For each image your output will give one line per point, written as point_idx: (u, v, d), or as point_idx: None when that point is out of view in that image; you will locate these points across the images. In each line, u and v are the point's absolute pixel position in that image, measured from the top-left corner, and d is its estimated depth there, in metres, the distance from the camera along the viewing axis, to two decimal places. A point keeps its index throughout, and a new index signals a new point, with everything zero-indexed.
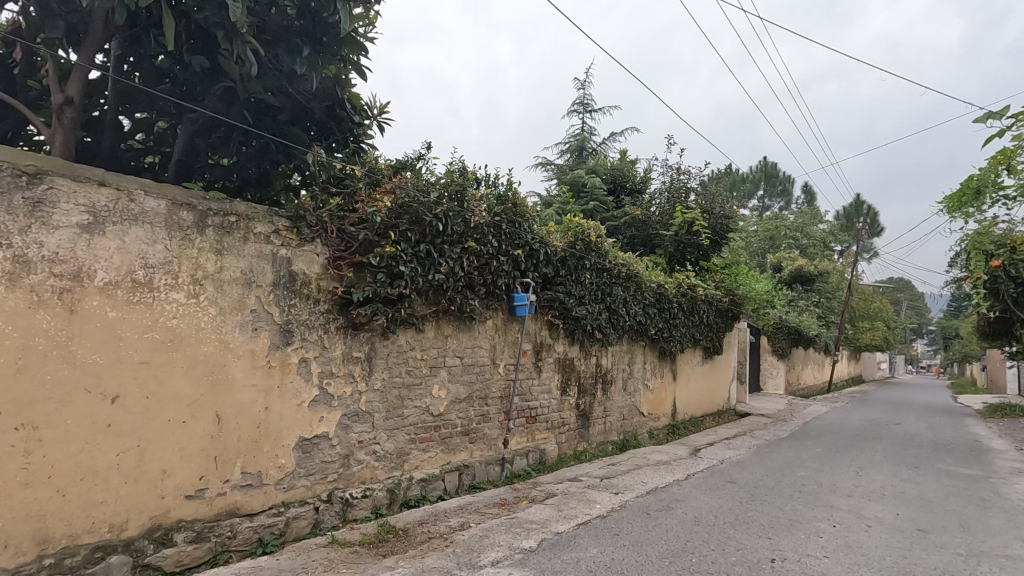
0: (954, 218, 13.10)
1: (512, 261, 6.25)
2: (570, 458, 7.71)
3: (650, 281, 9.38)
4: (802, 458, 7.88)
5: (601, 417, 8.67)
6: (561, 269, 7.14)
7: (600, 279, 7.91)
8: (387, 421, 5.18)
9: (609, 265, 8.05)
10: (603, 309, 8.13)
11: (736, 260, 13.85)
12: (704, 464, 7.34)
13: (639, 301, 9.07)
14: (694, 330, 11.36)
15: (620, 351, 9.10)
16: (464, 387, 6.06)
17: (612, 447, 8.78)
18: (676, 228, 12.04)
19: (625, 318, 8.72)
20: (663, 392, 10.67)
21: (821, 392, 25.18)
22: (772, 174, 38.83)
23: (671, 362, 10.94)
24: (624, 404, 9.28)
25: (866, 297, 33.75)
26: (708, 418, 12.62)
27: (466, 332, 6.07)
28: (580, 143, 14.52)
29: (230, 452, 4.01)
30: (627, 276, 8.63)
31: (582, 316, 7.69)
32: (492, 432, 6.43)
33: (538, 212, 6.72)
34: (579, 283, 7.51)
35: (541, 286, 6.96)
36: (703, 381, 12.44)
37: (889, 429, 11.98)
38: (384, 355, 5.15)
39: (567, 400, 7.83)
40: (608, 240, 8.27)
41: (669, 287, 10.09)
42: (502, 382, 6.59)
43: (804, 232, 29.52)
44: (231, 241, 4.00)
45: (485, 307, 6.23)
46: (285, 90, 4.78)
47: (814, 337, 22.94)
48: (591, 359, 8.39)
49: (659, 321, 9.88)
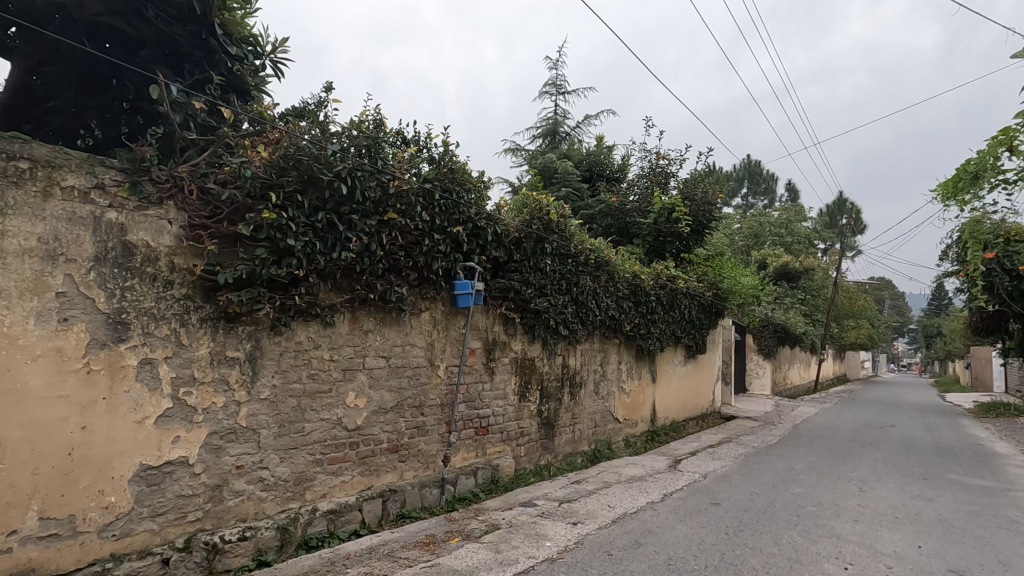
0: (948, 206, 12.34)
1: (452, 240, 5.17)
2: (530, 474, 6.64)
3: (625, 271, 8.36)
4: (796, 471, 6.89)
5: (569, 425, 7.62)
6: (516, 253, 6.08)
7: (565, 266, 6.87)
8: (279, 439, 4.06)
9: (575, 250, 7.00)
10: (569, 300, 7.09)
11: (721, 252, 12.91)
12: (684, 480, 6.32)
13: (612, 292, 8.04)
14: (675, 327, 10.38)
15: (590, 350, 8.06)
16: (391, 394, 4.97)
17: (582, 460, 7.73)
18: (655, 216, 11.06)
19: (595, 311, 7.68)
20: (641, 395, 9.67)
21: (808, 392, 24.45)
22: (755, 171, 38.21)
23: (650, 363, 9.94)
24: (596, 409, 8.24)
25: (851, 295, 33.26)
26: (691, 423, 11.65)
27: (394, 327, 4.98)
28: (553, 127, 13.46)
29: (21, 492, 2.87)
30: (597, 264, 7.59)
31: (544, 309, 6.64)
32: (429, 449, 5.34)
33: (486, 183, 5.66)
34: (539, 271, 6.46)
35: (491, 272, 5.90)
36: (685, 383, 11.47)
37: (885, 432, 11.09)
38: (275, 356, 4.03)
39: (526, 407, 6.76)
40: (574, 222, 7.23)
41: (647, 278, 9.08)
42: (442, 387, 5.50)
43: (788, 229, 28.91)
44: (21, 198, 2.88)
45: (419, 296, 5.15)
46: (133, 8, 3.62)
47: (800, 336, 22.16)
48: (556, 359, 7.34)
49: (636, 316, 8.87)
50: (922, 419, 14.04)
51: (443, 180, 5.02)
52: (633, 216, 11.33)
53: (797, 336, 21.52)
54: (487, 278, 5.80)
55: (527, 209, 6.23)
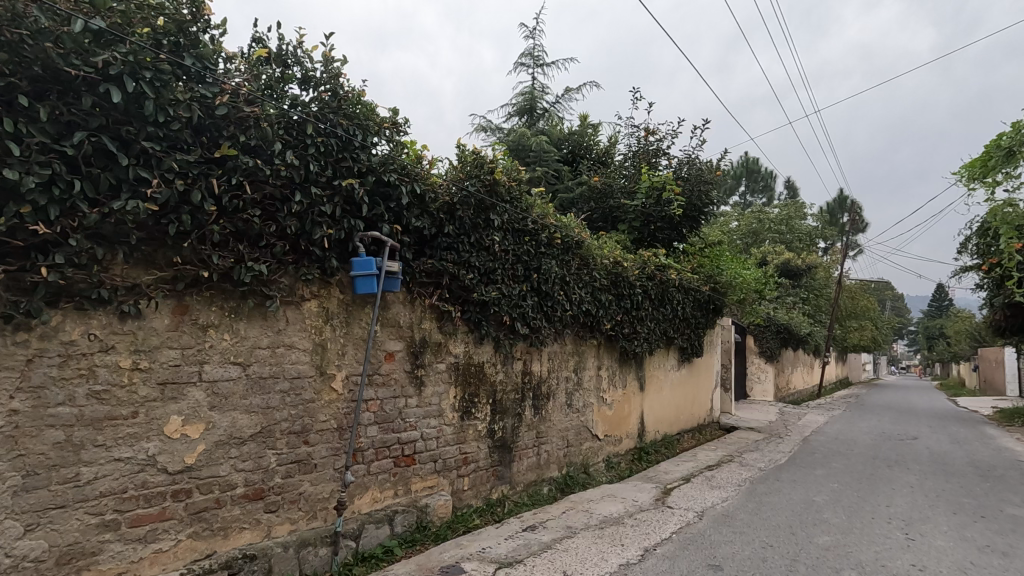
0: (977, 188, 10.96)
1: (343, 198, 3.67)
2: (476, 514, 5.15)
3: (603, 257, 6.86)
4: (816, 507, 5.41)
5: (532, 447, 6.14)
6: (450, 223, 4.58)
7: (521, 245, 5.37)
8: (24, 496, 2.58)
9: (536, 225, 5.51)
10: (528, 289, 5.58)
11: (720, 242, 11.43)
12: (674, 523, 4.82)
13: (586, 282, 6.53)
14: (666, 325, 8.90)
15: (560, 352, 6.58)
16: (251, 417, 3.48)
17: (549, 489, 6.24)
18: (643, 197, 9.64)
19: (564, 305, 6.18)
20: (626, 407, 8.19)
21: (812, 397, 22.99)
22: (753, 168, 36.86)
23: (636, 368, 8.48)
24: (568, 426, 6.76)
25: (854, 295, 31.84)
26: (686, 436, 10.16)
27: (254, 322, 3.49)
28: (531, 103, 12.00)
29: None
30: (566, 246, 6.08)
31: (492, 300, 5.14)
32: (317, 491, 3.85)
33: (401, 126, 4.17)
34: (484, 250, 4.96)
35: (413, 247, 4.41)
36: (678, 391, 9.98)
37: (911, 447, 9.59)
38: (13, 363, 2.55)
39: (471, 427, 5.27)
40: (536, 191, 5.74)
41: (632, 267, 7.57)
42: (338, 404, 4.01)
43: (788, 225, 27.51)
44: None
45: (296, 278, 3.68)
46: None
47: (805, 337, 20.68)
48: (514, 364, 5.86)
49: (619, 313, 7.36)
50: (944, 428, 12.54)
51: (323, 110, 3.53)
52: (617, 197, 9.89)
53: (801, 337, 20.05)
54: (406, 256, 4.31)
55: (465, 167, 4.73)
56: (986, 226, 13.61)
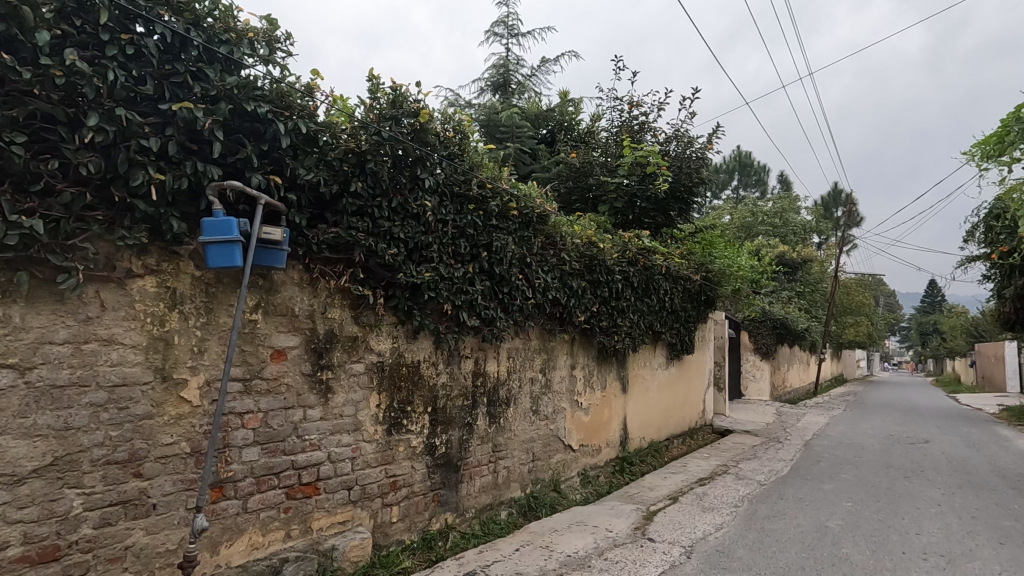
0: (991, 167, 10.02)
1: (176, 130, 2.59)
2: (407, 553, 4.09)
3: (575, 235, 5.78)
4: (830, 537, 4.41)
5: (487, 463, 5.08)
6: (357, 178, 3.48)
7: (465, 215, 4.30)
8: None
9: (485, 190, 4.45)
10: (476, 270, 4.51)
11: (712, 227, 10.40)
12: (655, 567, 3.78)
13: (554, 266, 5.46)
14: (653, 318, 7.86)
15: (522, 348, 5.53)
16: (34, 444, 2.41)
17: (508, 514, 5.19)
18: (625, 172, 8.62)
19: (525, 292, 5.11)
20: (606, 411, 7.16)
21: (807, 395, 22.10)
22: (745, 162, 35.99)
23: (618, 367, 7.45)
24: (533, 436, 5.71)
25: (849, 291, 31.00)
26: (675, 442, 9.15)
27: (40, 305, 2.42)
28: (504, 76, 10.92)
29: None
30: (526, 220, 5.00)
31: (426, 283, 4.06)
32: (155, 543, 2.78)
33: (280, 44, 3.09)
34: (412, 218, 3.89)
35: (305, 210, 3.32)
36: (666, 392, 8.96)
37: (926, 453, 8.60)
38: None
39: (403, 443, 4.21)
40: (485, 149, 4.68)
41: (612, 248, 6.51)
42: (193, 421, 2.93)
43: (782, 218, 26.60)
44: None
45: (112, 244, 2.60)
46: None
47: (802, 333, 19.73)
48: (462, 364, 4.80)
49: (596, 303, 6.30)
50: (954, 429, 11.61)
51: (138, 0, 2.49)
52: (597, 173, 8.86)
53: (798, 333, 19.11)
54: (295, 221, 3.24)
55: (381, 108, 3.64)
56: (997, 212, 12.69)
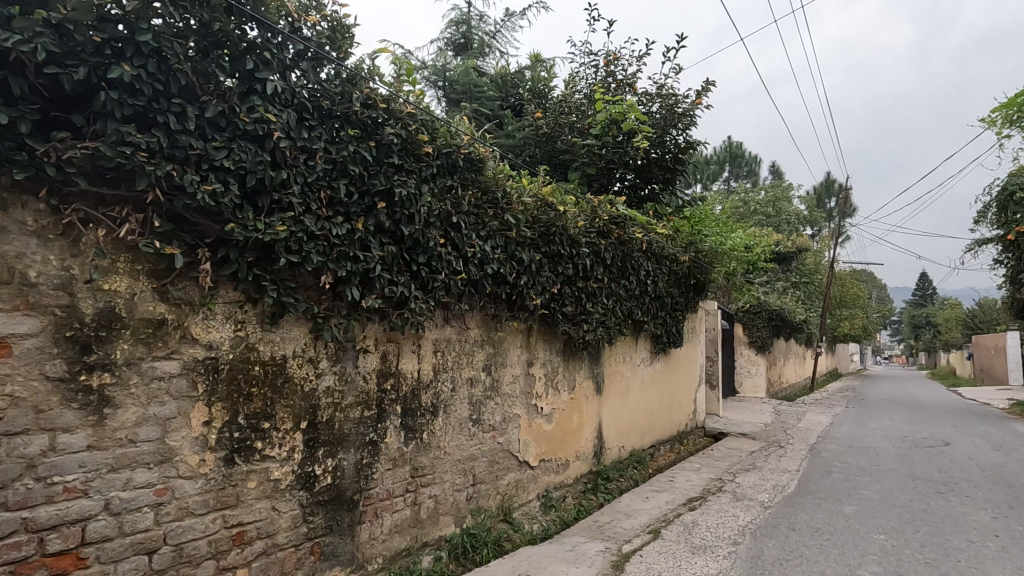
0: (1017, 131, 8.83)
1: None
2: None
3: (526, 192, 4.47)
4: None
5: (402, 494, 3.79)
6: (126, 62, 2.17)
7: (345, 143, 2.98)
8: None
9: (376, 112, 3.14)
10: (370, 227, 3.19)
11: (703, 202, 9.13)
12: None
13: (496, 230, 4.14)
14: (632, 304, 6.59)
15: (455, 340, 4.24)
16: None
17: (434, 561, 3.91)
18: (598, 131, 7.37)
19: (452, 263, 3.80)
20: (574, 417, 5.88)
21: (803, 391, 21.04)
22: (737, 152, 34.89)
23: (590, 363, 6.18)
24: (473, 454, 4.43)
25: (845, 283, 29.99)
26: (662, 449, 7.89)
27: None
28: (465, 35, 9.62)
29: None
30: (449, 163, 3.69)
31: (279, 242, 2.75)
32: None
33: None
34: (247, 138, 2.59)
35: (23, 105, 2.00)
36: (650, 391, 7.70)
37: (955, 459, 7.38)
38: None
39: (257, 476, 2.90)
40: (382, 58, 3.36)
41: (578, 214, 5.21)
42: None
43: (775, 207, 25.47)
44: None
45: None
46: None
47: (799, 325, 18.56)
48: (359, 361, 3.49)
49: (557, 283, 5.00)
50: (973, 428, 10.43)
51: None
52: (567, 134, 7.60)
53: (795, 325, 17.97)
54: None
55: None
56: (1014, 188, 11.55)
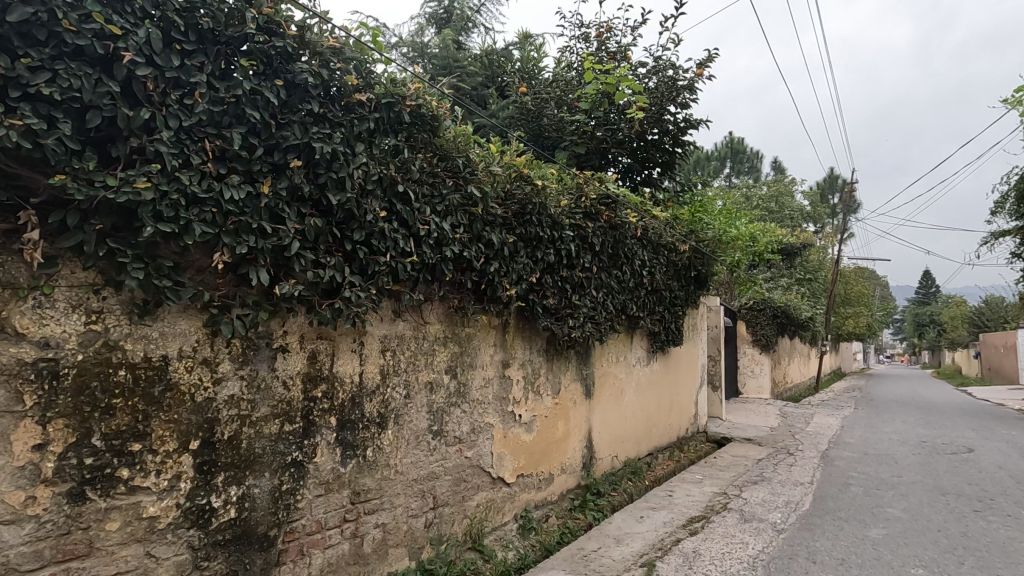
0: None
1: None
2: None
3: (495, 161, 3.78)
4: None
5: (339, 525, 3.10)
6: None
7: (238, 80, 2.31)
8: None
9: (285, 42, 2.45)
10: (280, 191, 2.50)
11: (705, 188, 8.42)
12: None
13: (456, 204, 3.45)
14: (626, 298, 5.90)
15: (408, 337, 3.55)
16: None
17: None
18: (588, 106, 6.70)
19: (399, 243, 3.11)
20: (560, 425, 5.19)
21: (808, 392, 20.34)
22: (738, 147, 34.18)
23: (578, 364, 5.49)
24: (433, 472, 3.75)
25: (849, 280, 29.28)
26: (660, 458, 7.20)
27: None
28: (448, 9, 8.94)
29: None
30: (392, 117, 3.00)
31: (140, 205, 2.07)
32: None
33: None
34: (83, 61, 1.92)
35: None
36: (647, 394, 7.01)
37: (986, 469, 6.67)
38: None
39: (121, 515, 2.21)
40: None
41: (560, 192, 4.52)
42: None
43: (778, 202, 24.77)
44: None
45: None
46: None
47: (805, 323, 17.83)
48: (278, 362, 2.80)
49: (536, 270, 4.31)
50: (997, 433, 9.70)
51: None
52: (553, 111, 6.94)
53: (800, 323, 17.28)
54: None
55: None
56: None
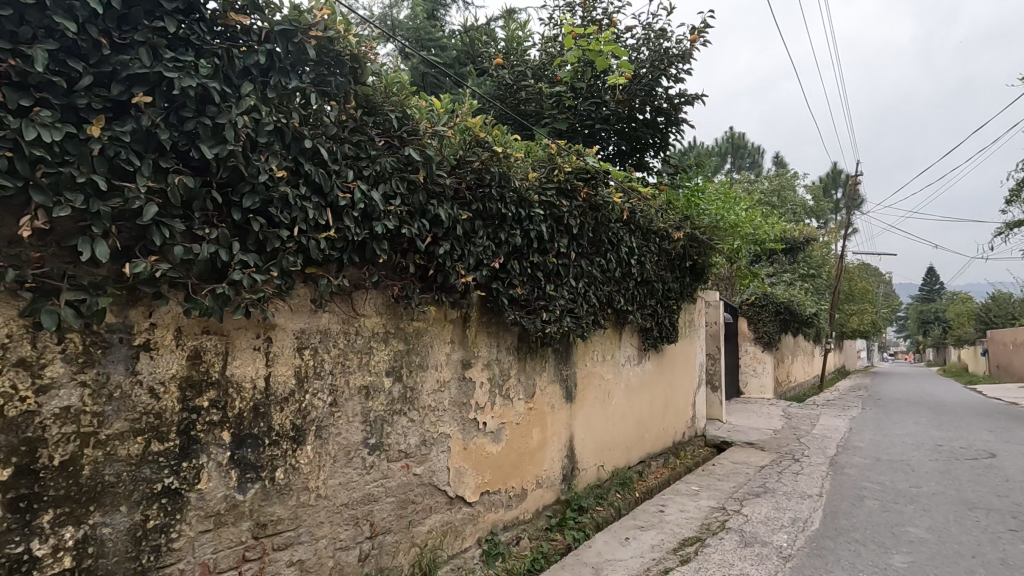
0: None
1: None
2: None
3: (443, 119, 3.16)
4: None
5: (235, 567, 2.48)
6: None
7: None
8: None
9: None
10: (121, 135, 1.89)
11: (702, 172, 7.76)
12: None
13: (389, 169, 2.83)
14: (612, 289, 5.27)
15: (333, 332, 2.93)
16: None
17: None
18: (569, 77, 6.07)
19: (307, 213, 2.49)
20: (535, 434, 4.57)
21: (813, 391, 19.65)
22: (739, 142, 33.50)
23: (557, 363, 4.86)
24: (369, 495, 3.12)
25: (854, 276, 28.58)
26: (653, 466, 6.57)
27: None
28: None
29: None
30: (292, 53, 2.39)
31: None
32: None
33: None
34: None
35: None
36: (638, 396, 6.37)
37: (1014, 479, 6.01)
38: None
39: None
40: None
41: (527, 163, 3.90)
42: None
43: (780, 196, 24.10)
44: None
45: None
46: None
47: (809, 320, 17.16)
48: (142, 364, 2.18)
49: (499, 254, 3.68)
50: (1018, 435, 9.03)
51: None
52: (532, 84, 6.30)
53: (804, 320, 16.61)
54: None
55: None
56: None
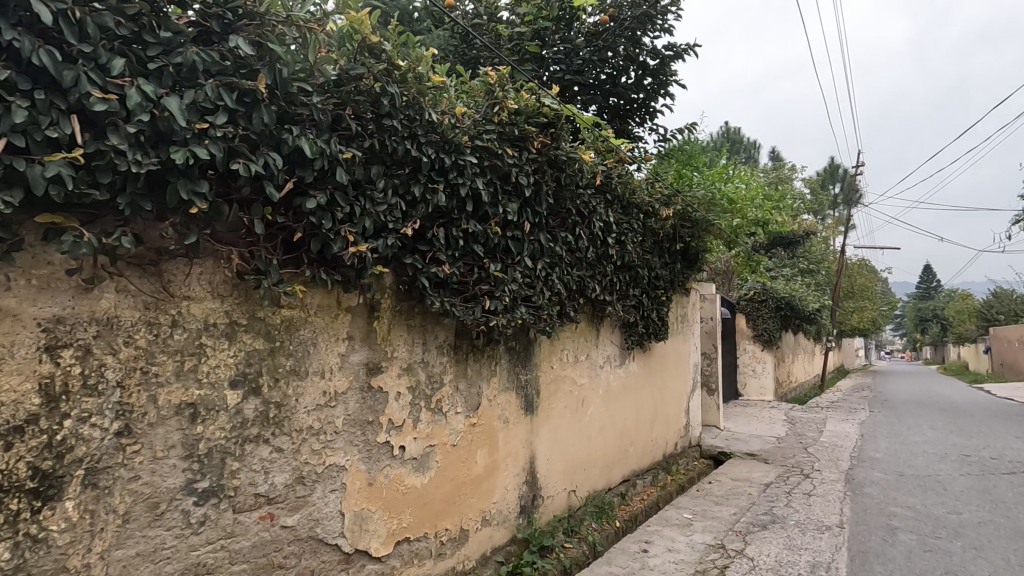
0: None
1: None
2: None
3: (305, 7, 2.14)
4: None
5: None
6: None
7: None
8: None
9: None
10: None
11: (692, 147, 6.78)
12: None
13: (199, 64, 1.81)
14: (583, 273, 4.24)
15: (126, 321, 1.91)
16: None
17: None
18: (534, 16, 5.06)
19: (17, 116, 1.47)
20: (481, 457, 3.54)
21: (813, 391, 18.73)
22: (735, 135, 32.61)
23: (511, 366, 3.84)
24: (198, 565, 2.10)
25: (853, 272, 27.72)
26: (640, 486, 5.55)
27: None
28: None
29: None
30: None
31: None
32: None
33: None
34: None
35: None
36: (620, 403, 5.35)
37: None
38: None
39: None
40: None
41: (455, 95, 2.87)
42: None
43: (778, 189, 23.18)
44: None
45: None
46: None
47: (811, 315, 16.15)
48: None
49: (411, 217, 2.66)
50: None
51: None
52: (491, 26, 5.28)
53: (806, 316, 15.67)
54: None
55: None
56: None
